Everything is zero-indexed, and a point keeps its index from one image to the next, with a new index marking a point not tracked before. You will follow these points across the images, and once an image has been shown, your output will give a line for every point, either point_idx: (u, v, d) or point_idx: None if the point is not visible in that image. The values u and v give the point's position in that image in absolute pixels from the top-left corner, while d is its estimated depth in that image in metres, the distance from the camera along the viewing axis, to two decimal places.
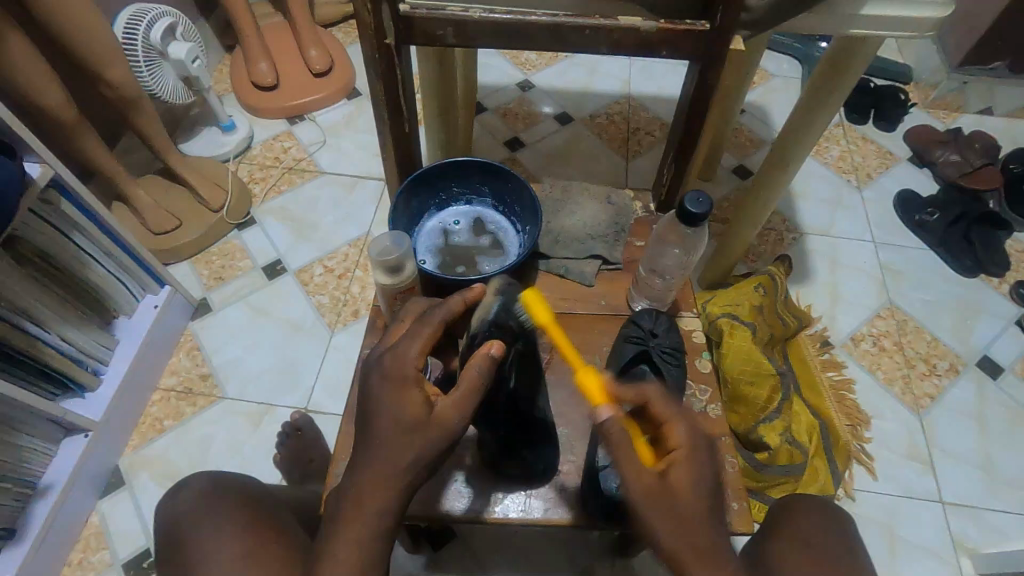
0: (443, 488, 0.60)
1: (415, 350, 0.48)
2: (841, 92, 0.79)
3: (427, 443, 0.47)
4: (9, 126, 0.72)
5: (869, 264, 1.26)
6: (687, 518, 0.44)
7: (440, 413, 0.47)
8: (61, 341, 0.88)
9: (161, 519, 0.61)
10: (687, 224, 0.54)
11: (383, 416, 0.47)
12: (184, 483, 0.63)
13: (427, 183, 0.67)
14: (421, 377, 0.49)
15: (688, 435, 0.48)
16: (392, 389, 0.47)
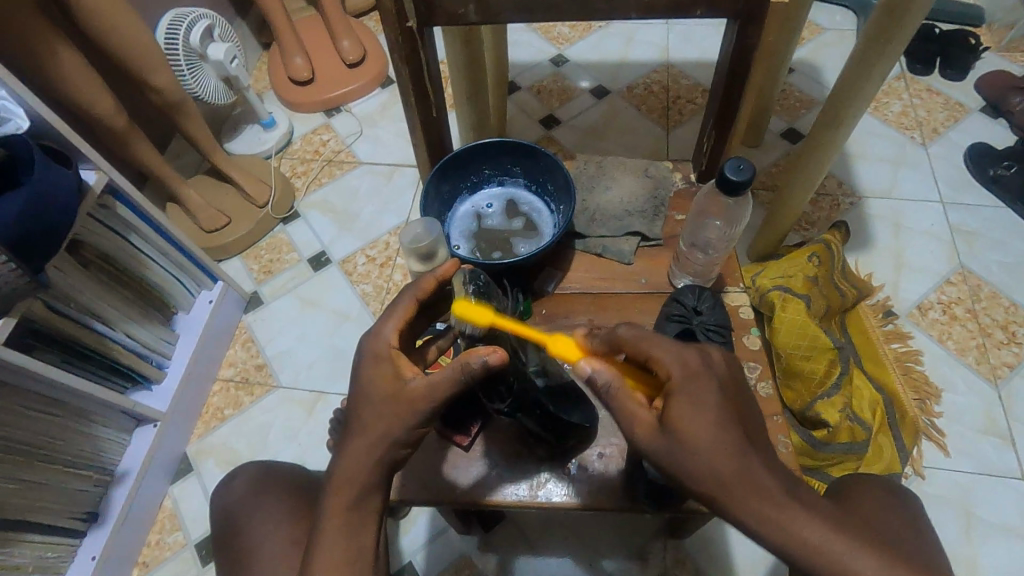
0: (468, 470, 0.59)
1: (391, 327, 0.50)
2: (901, 40, 0.72)
3: (397, 419, 0.46)
4: (65, 137, 0.76)
5: (936, 226, 1.17)
6: (708, 450, 0.42)
7: (408, 388, 0.47)
8: (126, 337, 0.93)
9: (217, 508, 0.64)
10: (728, 194, 0.48)
11: (361, 390, 0.48)
12: (236, 472, 0.66)
13: (458, 167, 0.66)
14: (396, 353, 0.49)
15: (675, 360, 0.46)
16: (370, 366, 0.48)
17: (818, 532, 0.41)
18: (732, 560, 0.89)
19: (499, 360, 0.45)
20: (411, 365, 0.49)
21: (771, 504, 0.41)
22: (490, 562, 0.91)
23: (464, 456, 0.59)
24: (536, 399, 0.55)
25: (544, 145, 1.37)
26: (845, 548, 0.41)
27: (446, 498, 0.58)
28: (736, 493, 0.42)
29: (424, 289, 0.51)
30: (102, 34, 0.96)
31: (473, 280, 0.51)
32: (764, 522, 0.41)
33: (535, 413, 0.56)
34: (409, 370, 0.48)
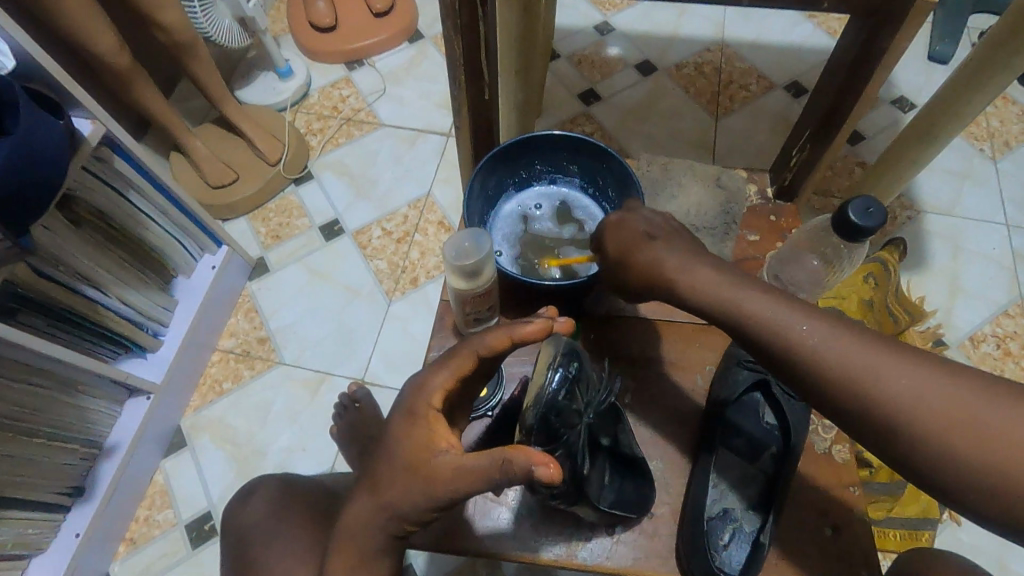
0: (491, 518, 0.50)
1: (439, 383, 0.40)
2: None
3: (410, 496, 0.40)
4: (56, 80, 0.66)
5: (998, 250, 1.09)
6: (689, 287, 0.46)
7: (434, 464, 0.39)
8: (120, 304, 0.85)
9: (230, 522, 0.60)
10: (845, 237, 0.40)
11: (389, 444, 0.41)
12: (254, 487, 0.62)
13: (508, 161, 0.58)
14: (434, 416, 0.40)
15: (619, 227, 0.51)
16: (402, 423, 0.41)
17: (844, 352, 0.41)
18: None
19: (547, 477, 0.36)
20: (449, 436, 0.40)
21: (787, 318, 0.42)
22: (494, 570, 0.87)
23: (490, 501, 0.50)
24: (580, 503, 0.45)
25: (581, 123, 1.27)
26: (876, 367, 0.39)
27: (458, 548, 0.49)
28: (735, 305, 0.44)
29: (492, 346, 0.40)
30: None
31: (564, 364, 0.42)
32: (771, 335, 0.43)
33: (581, 502, 0.45)
34: (445, 441, 0.40)
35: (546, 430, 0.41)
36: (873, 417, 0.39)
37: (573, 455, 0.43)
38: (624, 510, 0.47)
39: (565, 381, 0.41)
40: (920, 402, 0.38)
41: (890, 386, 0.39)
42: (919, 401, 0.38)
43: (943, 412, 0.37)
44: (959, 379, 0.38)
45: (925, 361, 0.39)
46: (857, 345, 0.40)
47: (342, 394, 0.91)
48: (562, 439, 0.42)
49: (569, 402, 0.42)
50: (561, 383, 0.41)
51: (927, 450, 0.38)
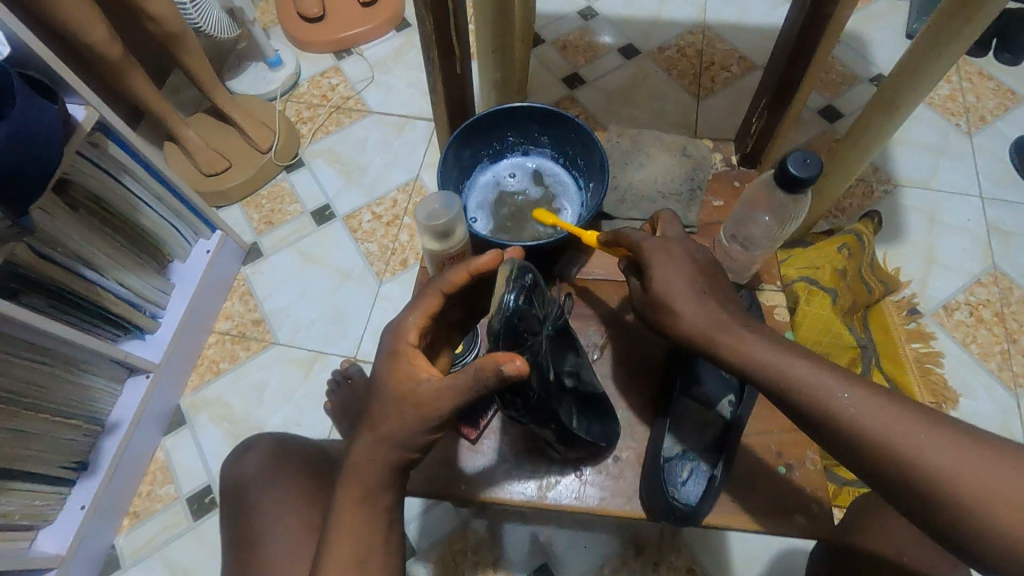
0: (469, 466, 0.54)
1: (413, 320, 0.44)
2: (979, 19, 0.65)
3: (403, 425, 0.41)
4: (48, 65, 0.69)
5: (973, 222, 1.11)
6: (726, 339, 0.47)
7: (418, 391, 0.41)
8: (117, 285, 0.88)
9: (227, 477, 0.63)
10: (788, 189, 0.42)
11: (377, 385, 0.43)
12: (250, 443, 0.64)
13: (481, 133, 0.61)
14: (414, 351, 0.44)
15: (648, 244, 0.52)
16: (385, 364, 0.43)
17: (874, 414, 0.42)
18: (728, 552, 0.88)
19: (516, 373, 0.37)
20: (428, 366, 0.43)
21: (820, 379, 0.44)
22: (485, 536, 0.90)
23: (468, 449, 0.54)
24: (553, 415, 0.47)
25: (566, 106, 1.29)
26: (903, 428, 0.42)
27: (440, 493, 0.52)
28: (769, 363, 0.45)
29: (453, 282, 0.44)
30: None
31: (519, 278, 0.43)
32: (805, 392, 0.44)
33: (551, 425, 0.48)
34: (427, 371, 0.42)
35: (512, 335, 0.42)
36: (900, 475, 0.41)
37: (541, 361, 0.45)
38: (597, 441, 0.51)
39: (521, 291, 0.42)
40: (945, 463, 0.40)
41: (919, 447, 0.41)
42: (945, 462, 0.40)
43: (968, 474, 0.39)
44: (981, 445, 0.40)
45: (948, 427, 0.42)
46: (887, 409, 0.43)
47: (335, 371, 0.94)
48: (526, 344, 0.44)
49: (530, 310, 0.43)
50: (519, 296, 0.42)
51: (952, 508, 0.40)
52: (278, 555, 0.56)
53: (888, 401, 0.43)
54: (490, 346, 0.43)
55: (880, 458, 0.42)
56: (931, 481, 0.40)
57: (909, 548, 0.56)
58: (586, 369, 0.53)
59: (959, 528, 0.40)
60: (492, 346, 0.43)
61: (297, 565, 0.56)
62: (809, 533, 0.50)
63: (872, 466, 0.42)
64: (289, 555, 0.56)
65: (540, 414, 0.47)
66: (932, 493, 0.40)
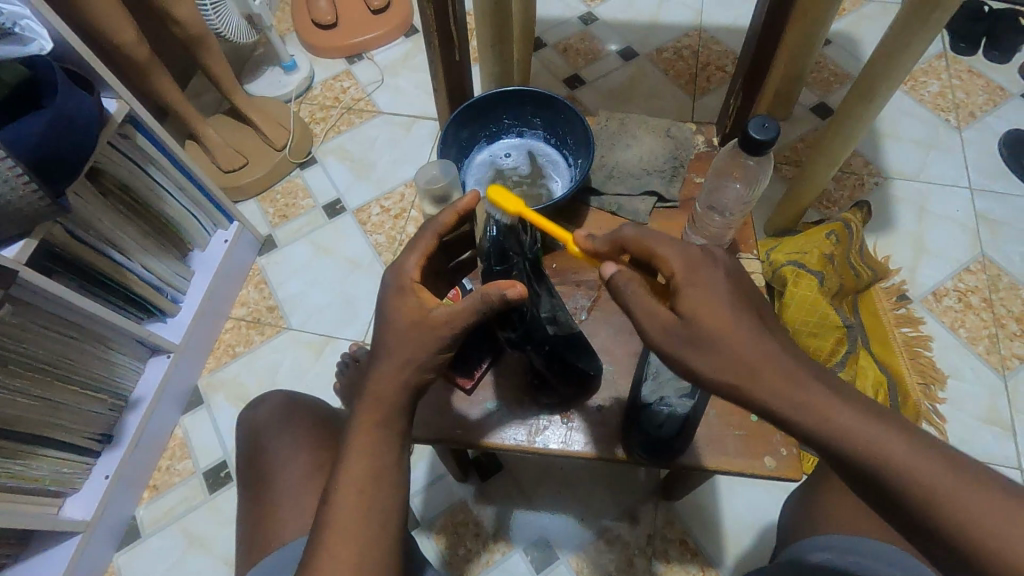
0: (467, 416, 0.59)
1: (412, 262, 0.49)
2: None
3: (418, 343, 0.46)
4: (86, 61, 0.75)
5: (962, 212, 1.15)
6: (725, 341, 0.40)
7: (430, 316, 0.46)
8: (142, 269, 0.94)
9: (241, 427, 0.68)
10: (750, 152, 0.47)
11: (388, 321, 0.47)
12: (264, 396, 0.70)
13: (478, 115, 0.67)
14: (418, 287, 0.48)
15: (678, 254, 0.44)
16: (393, 298, 0.48)
17: (882, 437, 0.38)
18: (720, 526, 0.91)
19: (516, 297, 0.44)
20: (433, 297, 0.48)
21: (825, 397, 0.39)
22: (487, 510, 0.94)
23: (465, 399, 0.59)
24: (546, 337, 0.53)
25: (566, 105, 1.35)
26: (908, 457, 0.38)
27: (441, 437, 0.57)
28: (765, 389, 0.39)
29: (444, 225, 0.50)
30: None
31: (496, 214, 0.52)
32: (809, 412, 0.39)
33: (543, 351, 0.54)
34: (433, 303, 0.48)
35: (499, 255, 0.53)
36: (899, 497, 0.38)
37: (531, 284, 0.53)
38: (587, 372, 0.57)
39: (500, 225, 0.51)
40: (950, 491, 0.37)
41: (924, 473, 0.37)
42: (948, 491, 0.37)
43: (971, 506, 0.36)
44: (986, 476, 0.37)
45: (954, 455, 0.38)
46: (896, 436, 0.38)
47: (344, 353, 0.98)
48: (514, 264, 0.53)
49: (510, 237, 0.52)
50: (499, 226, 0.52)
51: (949, 535, 0.37)
52: (287, 487, 0.63)
53: (896, 427, 0.38)
54: (487, 264, 0.55)
55: (881, 481, 0.38)
56: (932, 508, 0.37)
57: None
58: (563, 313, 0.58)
59: (953, 555, 0.37)
60: (489, 264, 0.55)
61: (303, 497, 0.62)
62: (779, 476, 0.54)
63: (867, 484, 0.39)
64: (294, 487, 0.62)
65: (536, 334, 0.53)
66: (931, 520, 0.37)
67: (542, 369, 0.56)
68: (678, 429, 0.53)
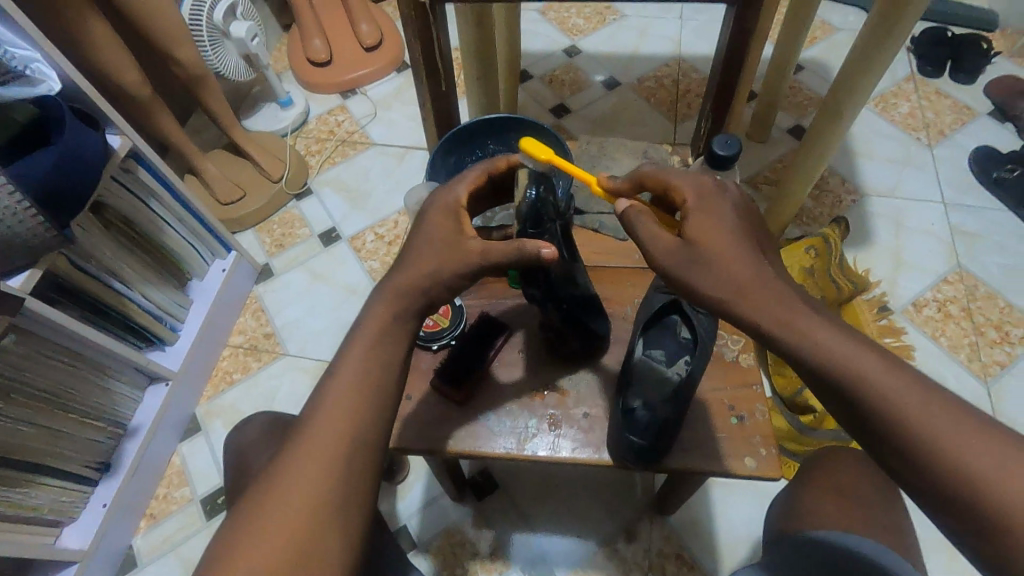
0: (457, 428, 0.60)
1: (462, 189, 0.52)
2: (909, 21, 0.75)
3: (449, 262, 0.47)
4: (92, 100, 0.80)
5: (937, 225, 1.19)
6: (723, 260, 0.43)
7: (465, 242, 0.48)
8: (142, 298, 0.97)
9: (225, 450, 0.69)
10: (715, 168, 0.52)
11: (423, 234, 0.49)
12: (248, 420, 0.71)
13: (465, 140, 0.71)
14: (463, 213, 0.51)
15: (691, 184, 0.46)
16: (436, 217, 0.50)
17: (860, 359, 0.39)
18: (716, 538, 0.92)
19: (549, 258, 0.49)
20: (472, 227, 0.51)
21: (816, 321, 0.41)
22: (483, 529, 0.94)
23: (457, 411, 0.61)
24: (566, 295, 0.58)
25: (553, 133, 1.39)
26: (893, 381, 0.39)
27: (430, 447, 0.59)
28: (747, 308, 0.41)
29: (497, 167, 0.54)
30: (132, 8, 0.99)
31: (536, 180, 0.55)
32: (791, 333, 0.41)
33: (560, 309, 0.59)
34: (469, 231, 0.50)
35: (534, 219, 0.55)
36: (877, 418, 0.39)
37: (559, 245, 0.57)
38: (597, 336, 0.61)
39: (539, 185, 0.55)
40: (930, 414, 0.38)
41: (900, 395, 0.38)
42: (923, 412, 0.38)
43: (950, 429, 0.37)
44: (965, 409, 0.38)
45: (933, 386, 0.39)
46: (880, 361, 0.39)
47: None
48: (546, 229, 0.56)
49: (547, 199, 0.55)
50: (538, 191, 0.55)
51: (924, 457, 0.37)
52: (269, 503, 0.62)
53: (875, 354, 0.40)
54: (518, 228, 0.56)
55: (859, 401, 0.39)
56: (907, 430, 0.38)
57: (850, 495, 0.60)
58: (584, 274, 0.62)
59: (934, 482, 0.37)
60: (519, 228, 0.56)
61: None
62: (759, 476, 0.56)
63: (855, 412, 0.40)
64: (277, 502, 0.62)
65: (557, 292, 0.58)
66: (907, 441, 0.38)
67: (559, 327, 0.61)
68: (662, 434, 0.55)
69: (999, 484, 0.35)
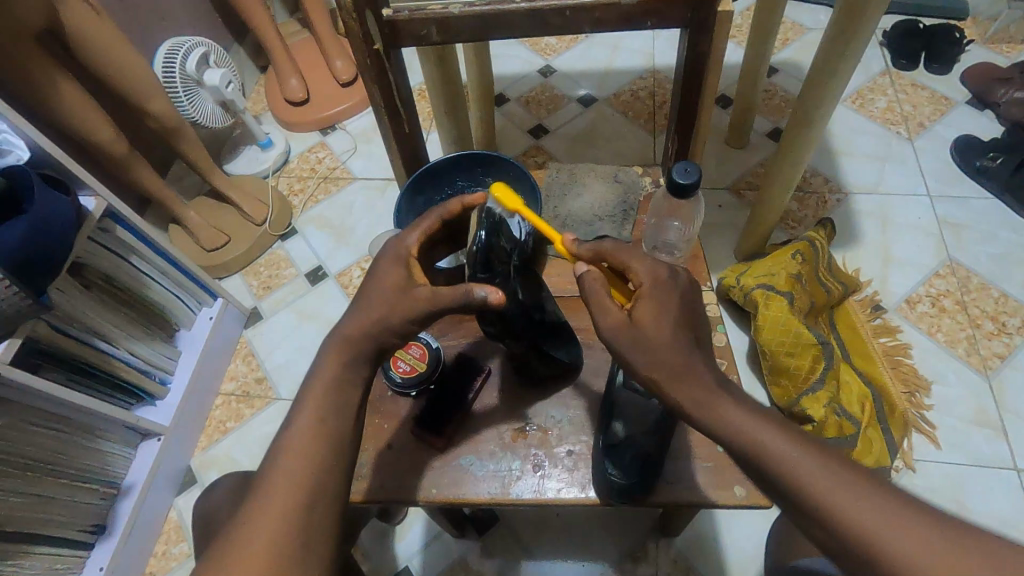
0: (439, 476, 0.60)
1: (414, 237, 0.52)
2: (868, 25, 0.75)
3: (399, 312, 0.48)
4: (62, 165, 0.80)
5: (924, 219, 1.18)
6: (656, 344, 0.45)
7: (413, 292, 0.48)
8: (128, 355, 0.96)
9: (198, 517, 0.68)
10: (677, 196, 0.53)
11: (372, 285, 0.49)
12: (215, 483, 0.70)
13: (433, 179, 0.72)
14: (413, 260, 0.52)
15: (648, 270, 0.49)
16: (387, 266, 0.51)
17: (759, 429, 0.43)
18: (723, 557, 0.90)
19: (498, 302, 0.49)
20: (421, 275, 0.51)
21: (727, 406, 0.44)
22: (487, 564, 0.93)
23: (438, 458, 0.60)
24: (524, 330, 0.58)
25: (534, 155, 1.39)
26: (799, 455, 0.41)
27: (411, 498, 0.59)
28: (671, 391, 0.45)
29: (449, 211, 0.55)
30: (103, 68, 1.00)
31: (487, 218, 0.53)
32: (705, 416, 0.44)
33: (523, 342, 0.59)
34: (419, 280, 0.50)
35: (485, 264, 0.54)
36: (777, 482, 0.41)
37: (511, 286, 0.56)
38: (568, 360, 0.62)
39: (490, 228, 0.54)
40: (830, 485, 0.40)
41: (805, 469, 0.41)
42: (821, 481, 0.40)
43: (850, 498, 0.39)
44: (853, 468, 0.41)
45: (833, 453, 0.42)
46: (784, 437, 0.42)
47: None
48: (498, 271, 0.55)
49: (498, 242, 0.54)
50: (488, 232, 0.53)
51: (838, 531, 0.39)
52: None
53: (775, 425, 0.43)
54: (471, 271, 0.55)
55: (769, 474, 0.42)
56: (802, 490, 0.40)
57: None
58: (549, 305, 0.63)
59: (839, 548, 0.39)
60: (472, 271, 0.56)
61: None
62: (749, 504, 0.56)
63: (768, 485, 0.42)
64: None
65: (514, 328, 0.57)
66: (818, 514, 0.40)
67: (530, 359, 0.61)
68: (634, 467, 0.55)
69: (889, 543, 0.38)
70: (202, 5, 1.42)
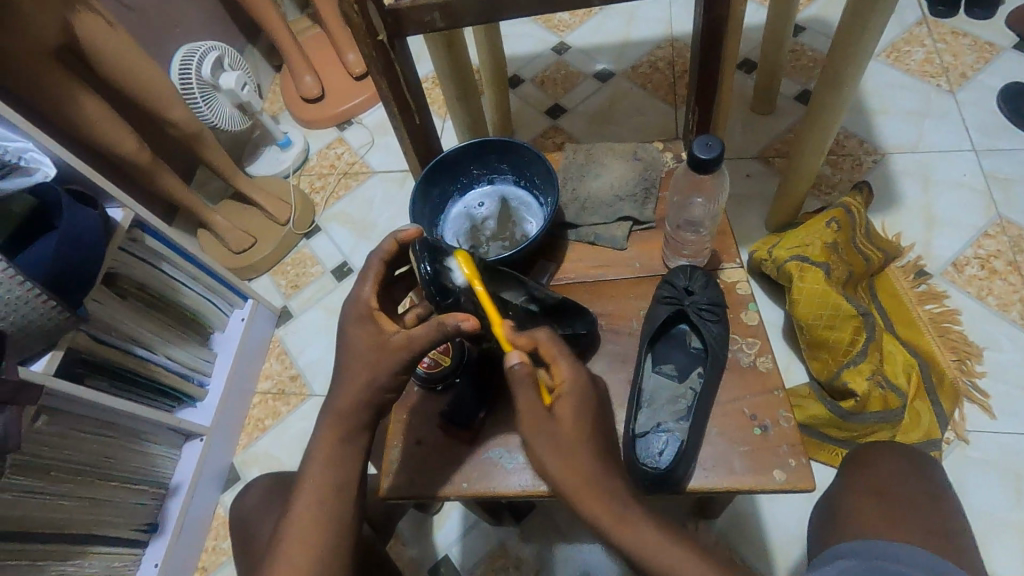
0: (471, 471, 0.60)
1: (367, 289, 0.55)
2: None
3: (383, 365, 0.52)
4: (89, 178, 0.81)
5: (970, 175, 1.11)
6: (570, 443, 0.50)
7: (389, 339, 0.53)
8: (166, 360, 0.99)
9: (234, 519, 0.70)
10: (698, 171, 0.52)
11: (351, 344, 0.54)
12: (249, 485, 0.72)
13: (448, 169, 0.72)
14: (376, 313, 0.55)
15: (570, 372, 0.54)
16: (354, 324, 0.54)
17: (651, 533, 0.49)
18: (765, 537, 0.88)
19: (473, 327, 0.48)
20: (390, 322, 0.55)
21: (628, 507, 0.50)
22: (524, 551, 0.93)
23: (469, 452, 0.61)
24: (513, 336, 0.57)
25: (551, 136, 1.37)
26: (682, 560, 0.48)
27: (444, 493, 0.59)
28: (582, 496, 0.50)
29: (388, 252, 0.56)
30: (121, 80, 1.02)
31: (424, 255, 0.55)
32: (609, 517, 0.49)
33: None
34: (389, 328, 0.54)
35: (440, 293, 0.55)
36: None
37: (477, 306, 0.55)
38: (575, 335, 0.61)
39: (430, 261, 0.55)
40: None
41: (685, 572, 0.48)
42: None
43: None
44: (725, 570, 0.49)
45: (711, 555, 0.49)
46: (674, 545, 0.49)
47: None
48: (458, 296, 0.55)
49: (443, 272, 0.55)
50: (428, 265, 0.54)
51: None
52: None
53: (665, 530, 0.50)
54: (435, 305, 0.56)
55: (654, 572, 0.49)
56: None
57: (890, 495, 0.60)
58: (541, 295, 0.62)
59: None
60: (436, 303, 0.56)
61: None
62: (788, 486, 0.55)
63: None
64: None
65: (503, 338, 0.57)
66: None
67: None
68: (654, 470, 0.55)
69: None
70: (214, 9, 1.43)
